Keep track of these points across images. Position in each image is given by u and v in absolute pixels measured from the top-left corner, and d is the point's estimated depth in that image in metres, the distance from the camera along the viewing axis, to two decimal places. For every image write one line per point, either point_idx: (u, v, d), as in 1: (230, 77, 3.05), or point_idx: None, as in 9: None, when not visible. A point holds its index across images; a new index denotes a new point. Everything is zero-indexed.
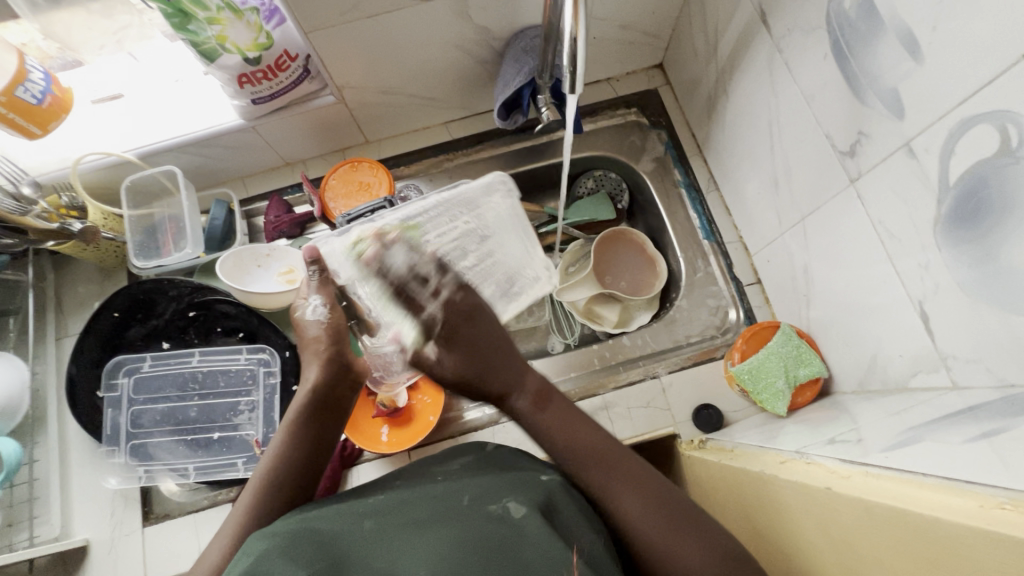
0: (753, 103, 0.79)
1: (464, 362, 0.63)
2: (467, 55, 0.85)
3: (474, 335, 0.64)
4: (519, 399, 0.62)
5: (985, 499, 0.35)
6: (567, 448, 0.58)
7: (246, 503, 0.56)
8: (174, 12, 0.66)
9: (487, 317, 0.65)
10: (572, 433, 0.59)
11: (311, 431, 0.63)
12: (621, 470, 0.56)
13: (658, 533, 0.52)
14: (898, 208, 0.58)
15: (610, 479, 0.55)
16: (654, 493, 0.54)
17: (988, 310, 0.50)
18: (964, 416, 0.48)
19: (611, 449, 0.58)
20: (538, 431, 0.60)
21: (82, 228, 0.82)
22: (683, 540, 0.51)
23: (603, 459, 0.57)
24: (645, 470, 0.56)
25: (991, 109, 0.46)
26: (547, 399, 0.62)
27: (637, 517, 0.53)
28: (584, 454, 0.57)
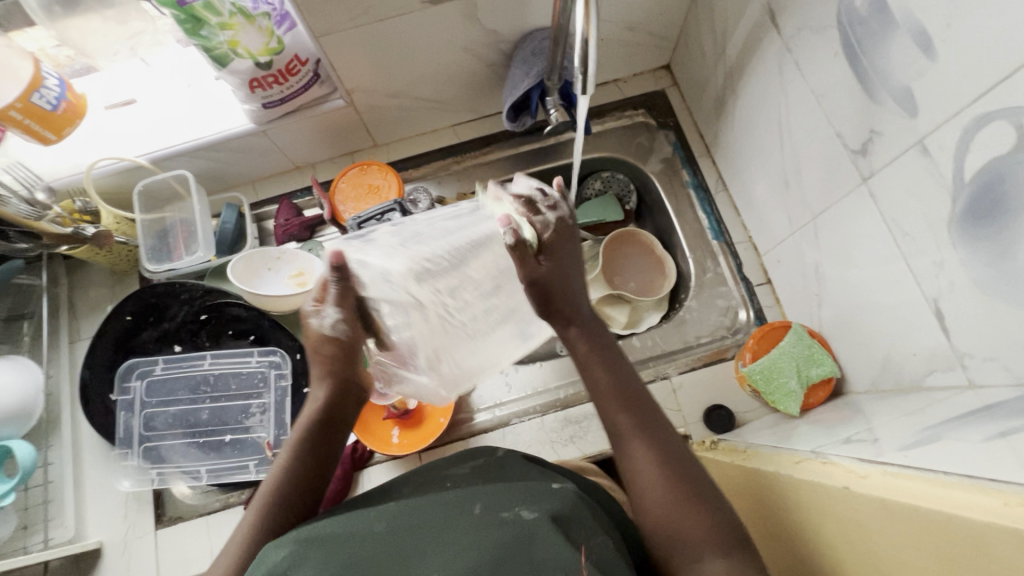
0: (762, 103, 0.79)
1: (552, 274, 0.59)
2: (476, 58, 0.85)
3: (566, 257, 0.61)
4: (578, 332, 0.61)
5: (1007, 497, 0.34)
6: (611, 388, 0.58)
7: (247, 523, 0.53)
8: (188, 18, 0.68)
9: (574, 249, 0.63)
10: (621, 374, 0.59)
11: (314, 455, 0.59)
12: (646, 416, 0.56)
13: (664, 493, 0.51)
14: (912, 206, 0.57)
15: (636, 422, 0.55)
16: (669, 450, 0.53)
17: (1004, 308, 0.50)
18: (981, 415, 0.48)
19: (646, 396, 0.58)
20: (586, 363, 0.60)
21: (94, 233, 0.83)
22: (693, 517, 0.49)
23: (637, 403, 0.57)
24: (669, 429, 0.56)
25: (1006, 105, 0.45)
26: (605, 342, 0.62)
27: (644, 466, 0.53)
28: (621, 395, 0.57)
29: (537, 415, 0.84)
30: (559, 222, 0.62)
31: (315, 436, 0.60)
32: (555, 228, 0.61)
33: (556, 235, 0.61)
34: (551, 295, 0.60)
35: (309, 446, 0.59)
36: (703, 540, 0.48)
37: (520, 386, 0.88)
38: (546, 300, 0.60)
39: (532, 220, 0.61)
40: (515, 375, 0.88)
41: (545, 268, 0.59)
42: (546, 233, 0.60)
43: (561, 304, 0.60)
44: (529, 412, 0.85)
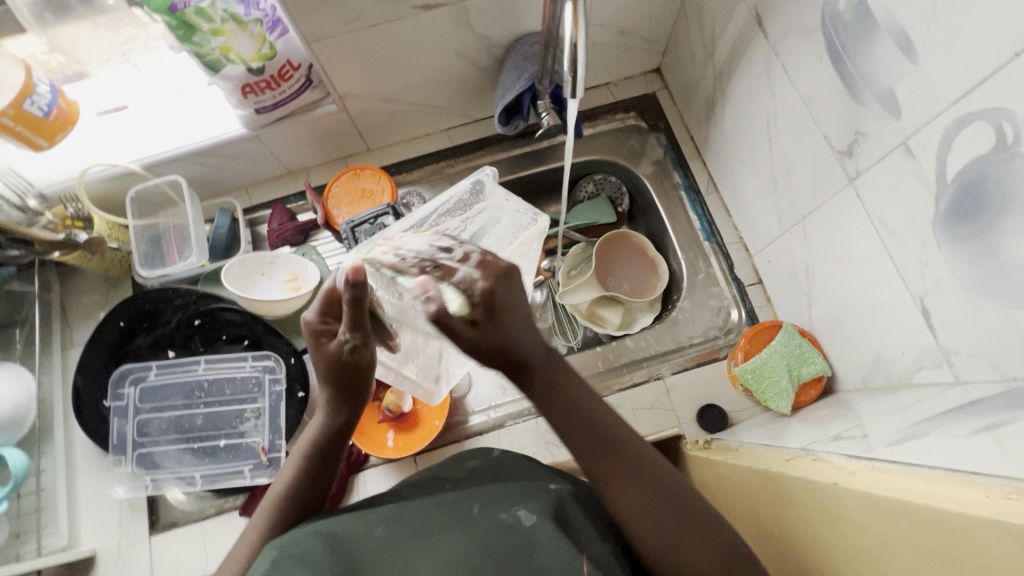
0: (751, 105, 0.80)
1: (497, 335, 0.49)
2: (468, 62, 0.86)
3: (506, 308, 0.50)
4: (538, 373, 0.52)
5: (991, 489, 0.35)
6: (578, 432, 0.53)
7: (255, 531, 0.55)
8: (179, 25, 0.68)
9: (518, 292, 0.51)
10: (588, 419, 0.53)
11: (319, 471, 0.59)
12: (627, 463, 0.52)
13: (658, 534, 0.50)
14: (898, 206, 0.58)
15: (618, 474, 0.52)
16: (659, 490, 0.52)
17: (988, 306, 0.51)
18: (966, 410, 0.49)
19: (624, 438, 0.53)
20: (548, 407, 0.53)
21: (87, 239, 0.83)
22: (692, 543, 0.50)
23: (612, 450, 0.53)
24: (658, 459, 0.54)
25: (986, 106, 0.46)
26: (570, 376, 0.54)
27: (636, 514, 0.51)
28: (597, 440, 0.53)
29: (532, 416, 0.85)
30: (484, 269, 0.50)
31: (321, 450, 0.59)
32: (483, 282, 0.49)
33: (489, 286, 0.49)
34: (500, 355, 0.50)
35: (314, 462, 0.59)
36: (702, 571, 0.49)
37: (514, 388, 0.88)
38: (495, 362, 0.51)
39: (454, 283, 0.49)
40: (510, 377, 0.89)
41: (480, 337, 0.49)
42: (473, 295, 0.48)
43: (518, 357, 0.51)
44: (524, 413, 0.86)
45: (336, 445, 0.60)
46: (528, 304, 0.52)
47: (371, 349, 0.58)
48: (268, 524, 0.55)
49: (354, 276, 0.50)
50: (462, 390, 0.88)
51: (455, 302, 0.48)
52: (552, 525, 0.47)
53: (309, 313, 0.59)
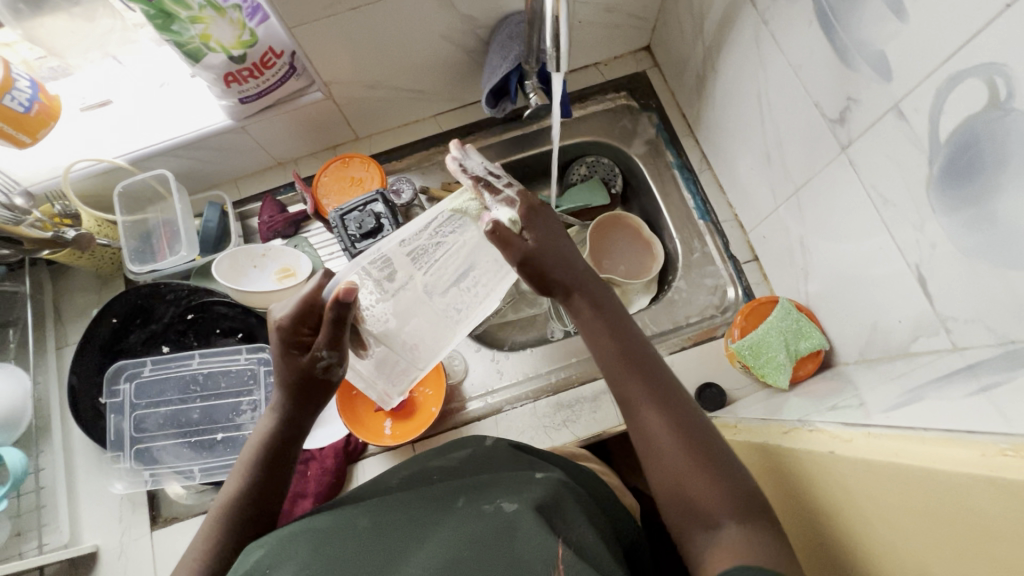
0: (742, 78, 0.79)
1: (540, 242, 0.59)
2: (453, 45, 0.84)
3: (540, 226, 0.60)
4: (584, 298, 0.59)
5: (986, 447, 0.34)
6: (615, 352, 0.56)
7: (207, 537, 0.54)
8: (157, 13, 0.67)
9: (552, 221, 0.61)
10: (625, 335, 0.57)
11: (273, 471, 0.58)
12: (656, 382, 0.53)
13: (675, 460, 0.49)
14: (891, 171, 0.57)
15: (647, 388, 0.53)
16: (685, 419, 0.51)
17: (986, 270, 0.50)
18: (963, 374, 0.48)
19: (654, 361, 0.55)
20: (588, 327, 0.58)
21: (75, 236, 0.82)
22: (705, 477, 0.47)
23: (650, 368, 0.54)
24: (682, 395, 0.53)
25: (978, 62, 0.45)
26: (614, 307, 0.59)
27: (657, 436, 0.50)
28: (635, 359, 0.55)
29: (529, 400, 0.84)
30: (523, 195, 0.61)
31: (274, 449, 0.58)
32: (522, 199, 0.60)
33: (529, 203, 0.60)
34: (541, 264, 0.58)
35: (267, 461, 0.58)
36: (717, 505, 0.46)
37: (511, 373, 0.88)
38: (530, 266, 0.59)
39: (498, 202, 0.60)
40: (506, 362, 0.88)
41: (530, 240, 0.58)
42: (517, 207, 0.59)
43: (558, 273, 0.59)
44: (522, 398, 0.85)
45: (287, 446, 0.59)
46: (562, 233, 0.62)
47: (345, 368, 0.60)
48: (220, 532, 0.54)
49: (348, 292, 0.53)
50: (459, 377, 0.87)
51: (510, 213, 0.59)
52: (533, 514, 0.46)
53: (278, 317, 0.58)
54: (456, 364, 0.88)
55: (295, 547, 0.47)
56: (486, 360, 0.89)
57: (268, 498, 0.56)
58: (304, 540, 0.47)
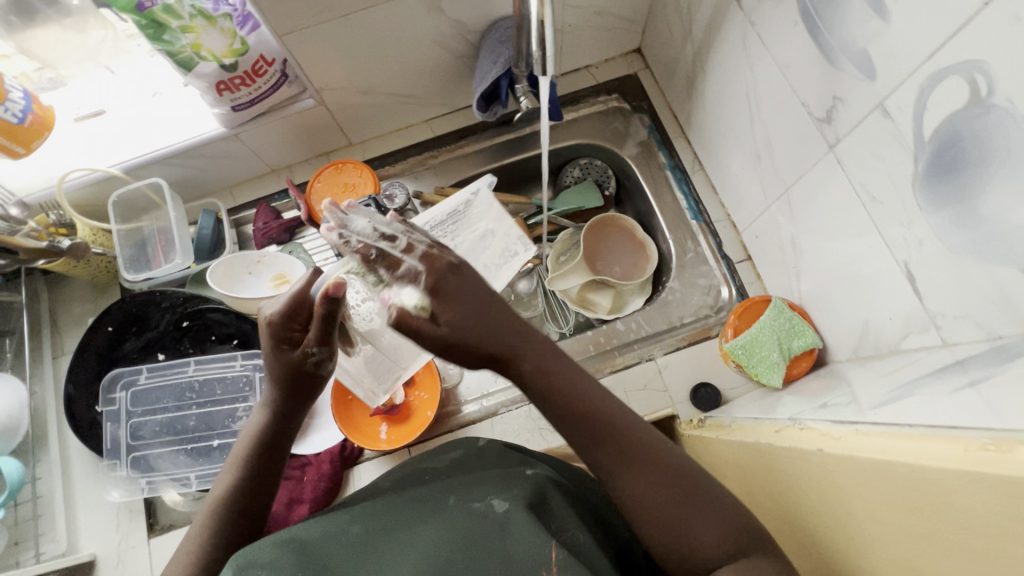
0: (730, 78, 0.79)
1: (455, 323, 0.49)
2: (444, 49, 0.85)
3: (456, 291, 0.50)
4: (527, 364, 0.52)
5: (969, 442, 0.35)
6: (570, 420, 0.52)
7: (197, 533, 0.55)
8: (149, 23, 0.68)
9: (469, 276, 0.51)
10: (581, 396, 0.52)
11: (262, 470, 0.58)
12: (622, 446, 0.51)
13: (663, 517, 0.49)
14: (878, 169, 0.58)
15: (613, 455, 0.51)
16: (665, 468, 0.50)
17: (973, 265, 0.50)
18: (952, 370, 0.48)
19: (617, 419, 0.51)
20: (538, 397, 0.52)
21: (71, 245, 0.83)
22: (696, 522, 0.49)
23: (613, 435, 0.51)
24: (652, 446, 0.51)
25: (959, 59, 0.46)
26: (563, 366, 0.52)
27: (639, 499, 0.50)
28: (591, 426, 0.51)
29: (524, 403, 0.84)
30: (428, 260, 0.50)
31: (263, 447, 0.59)
32: (427, 271, 0.50)
33: (433, 275, 0.50)
34: (469, 341, 0.50)
35: (257, 459, 0.59)
36: (713, 550, 0.48)
37: (506, 375, 0.88)
38: (455, 352, 0.50)
39: (399, 278, 0.51)
40: None
41: (444, 326, 0.49)
42: (421, 286, 0.49)
43: (489, 348, 0.50)
44: (517, 400, 0.85)
45: (276, 444, 0.60)
46: (488, 293, 0.52)
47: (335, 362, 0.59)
48: (208, 530, 0.55)
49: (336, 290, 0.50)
50: (454, 380, 0.87)
51: (412, 295, 0.50)
52: (524, 513, 0.46)
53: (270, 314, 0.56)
54: (451, 368, 0.88)
55: (286, 546, 0.47)
56: None
57: (257, 496, 0.58)
58: (295, 538, 0.48)
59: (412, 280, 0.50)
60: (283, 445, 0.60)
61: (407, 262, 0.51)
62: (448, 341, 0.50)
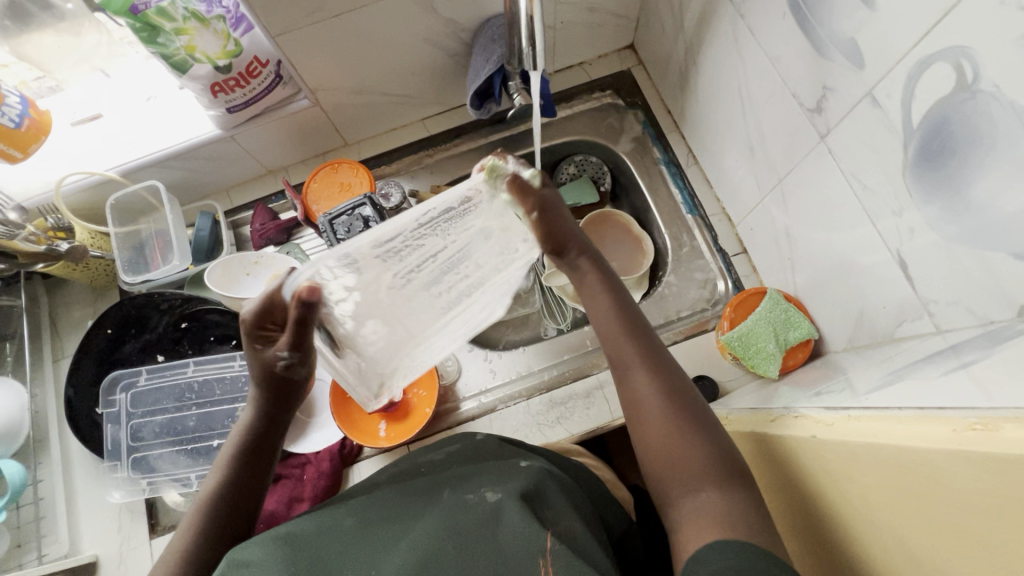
0: (722, 71, 0.79)
1: (555, 201, 0.57)
2: (437, 48, 0.86)
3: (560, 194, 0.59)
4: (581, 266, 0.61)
5: (956, 422, 0.35)
6: (610, 316, 0.58)
7: (184, 533, 0.54)
8: (143, 26, 0.69)
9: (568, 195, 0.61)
10: (620, 300, 0.59)
11: (248, 467, 0.58)
12: (650, 349, 0.56)
13: (665, 427, 0.52)
14: (868, 158, 0.58)
15: (639, 354, 0.55)
16: (680, 385, 0.54)
17: (963, 251, 0.50)
18: (944, 355, 0.48)
19: (650, 331, 0.58)
20: (588, 291, 0.60)
21: (69, 248, 0.83)
22: (693, 443, 0.50)
23: (642, 334, 0.57)
24: (671, 360, 0.56)
25: (946, 45, 0.46)
26: (614, 279, 0.61)
27: (650, 399, 0.53)
28: (630, 325, 0.57)
29: (522, 399, 0.85)
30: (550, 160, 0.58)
31: (250, 446, 0.59)
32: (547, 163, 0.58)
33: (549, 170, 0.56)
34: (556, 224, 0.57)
35: (242, 458, 0.58)
36: (700, 471, 0.49)
37: (504, 372, 0.88)
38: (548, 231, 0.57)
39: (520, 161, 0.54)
40: (498, 361, 0.89)
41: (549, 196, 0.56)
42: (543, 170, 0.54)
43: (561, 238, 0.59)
44: (515, 396, 0.86)
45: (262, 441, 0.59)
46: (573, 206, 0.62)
47: (307, 366, 0.57)
48: (196, 533, 0.54)
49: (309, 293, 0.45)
50: (452, 378, 0.88)
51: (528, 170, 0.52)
52: (516, 502, 0.47)
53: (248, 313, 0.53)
54: (449, 365, 0.89)
55: (283, 540, 0.48)
56: (479, 359, 0.89)
57: (246, 493, 0.57)
58: (294, 533, 0.49)
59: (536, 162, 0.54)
60: (268, 445, 0.60)
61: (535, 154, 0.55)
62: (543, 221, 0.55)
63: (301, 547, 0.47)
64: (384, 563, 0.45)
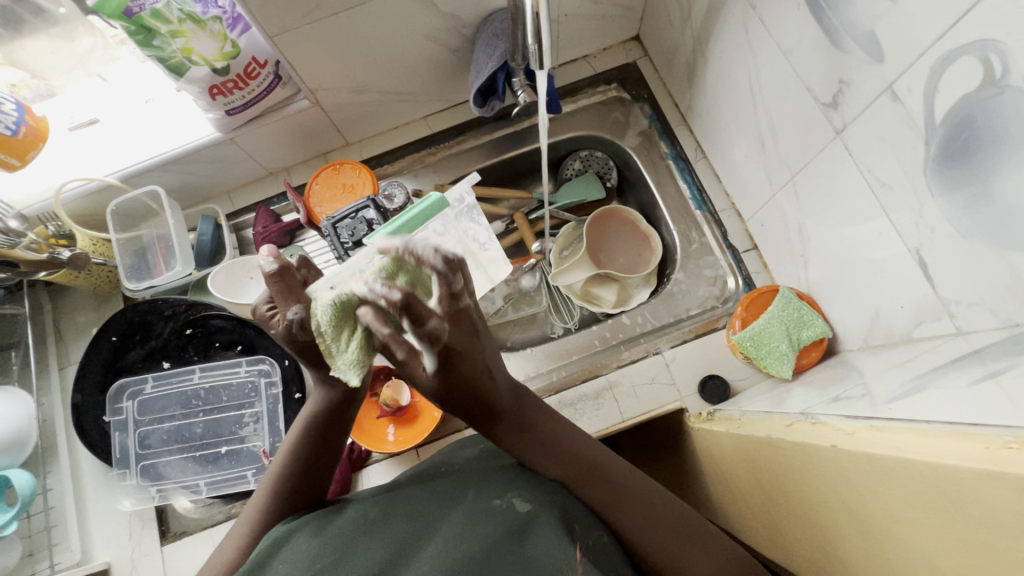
0: (732, 64, 0.77)
1: (447, 379, 0.51)
2: (438, 44, 0.83)
3: (465, 367, 0.51)
4: (506, 412, 0.56)
5: (991, 440, 0.34)
6: (558, 464, 0.55)
7: (257, 502, 0.58)
8: (138, 29, 0.67)
9: (483, 342, 0.52)
10: (554, 446, 0.56)
11: (316, 445, 0.60)
12: (612, 490, 0.54)
13: (667, 543, 0.52)
14: (887, 154, 0.56)
15: (604, 501, 0.54)
16: (656, 508, 0.54)
17: (987, 251, 0.48)
18: (968, 360, 0.47)
19: (596, 467, 0.55)
20: (527, 449, 0.56)
21: (71, 256, 0.83)
22: (696, 552, 0.51)
23: (593, 475, 0.55)
24: (631, 486, 0.55)
25: (973, 39, 0.44)
26: (542, 415, 0.57)
27: (636, 533, 0.53)
28: (579, 469, 0.55)
29: None
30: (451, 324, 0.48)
31: (321, 424, 0.61)
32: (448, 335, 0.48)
33: (447, 344, 0.48)
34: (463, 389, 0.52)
35: (314, 432, 0.60)
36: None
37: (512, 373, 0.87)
38: (454, 398, 0.53)
39: (416, 332, 0.46)
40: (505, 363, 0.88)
41: (434, 381, 0.51)
42: (434, 354, 0.48)
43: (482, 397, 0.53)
44: None
45: (334, 419, 0.61)
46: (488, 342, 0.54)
47: None
48: (259, 520, 0.57)
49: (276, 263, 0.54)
50: None
51: (431, 364, 0.49)
52: (548, 518, 0.49)
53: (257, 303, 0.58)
54: None
55: (309, 528, 0.51)
56: None
57: (313, 467, 0.60)
58: (319, 526, 0.51)
59: (430, 344, 0.47)
60: (339, 421, 0.62)
61: (434, 319, 0.46)
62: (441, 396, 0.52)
63: (324, 540, 0.49)
64: (407, 562, 0.46)
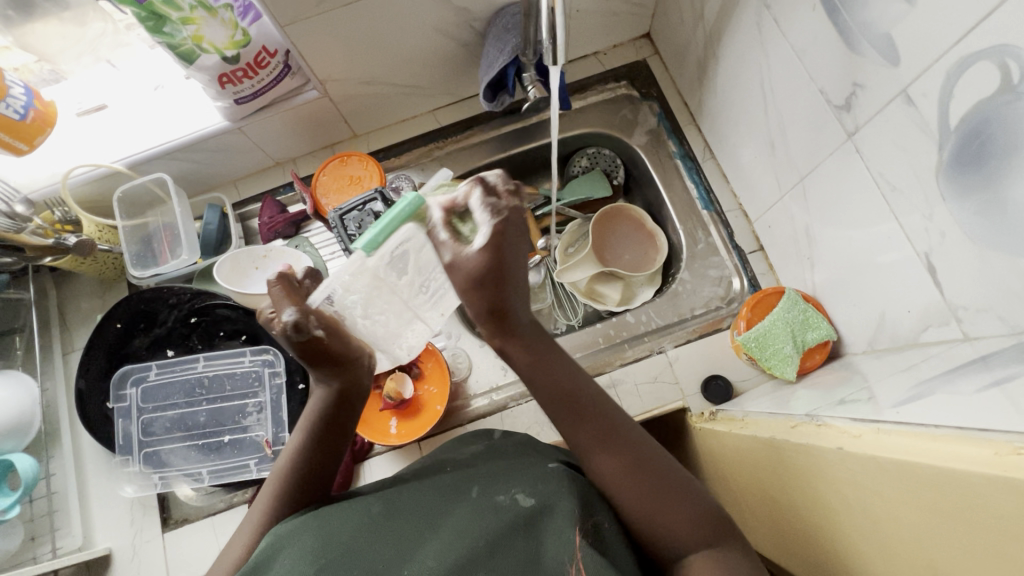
0: (744, 64, 0.77)
1: (491, 262, 0.55)
2: (449, 38, 0.83)
3: (506, 255, 0.56)
4: (517, 333, 0.59)
5: (999, 446, 0.34)
6: (557, 396, 0.58)
7: (264, 502, 0.59)
8: (149, 16, 0.66)
9: (523, 246, 0.58)
10: (563, 375, 0.59)
11: (324, 440, 0.61)
12: (601, 426, 0.57)
13: (642, 502, 0.53)
14: (899, 158, 0.56)
15: (595, 434, 0.56)
16: (642, 457, 0.55)
17: (998, 258, 0.48)
18: (975, 365, 0.47)
19: (597, 401, 0.58)
20: (540, 366, 0.59)
21: (77, 242, 0.82)
22: (670, 508, 0.52)
23: (586, 409, 0.57)
24: (623, 428, 0.57)
25: (992, 44, 0.44)
26: (552, 351, 0.60)
27: (617, 478, 0.54)
28: (578, 404, 0.58)
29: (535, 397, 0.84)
30: (512, 210, 0.56)
31: (323, 420, 0.62)
32: (508, 215, 0.56)
33: (503, 225, 0.55)
34: (497, 275, 0.56)
35: (317, 432, 0.61)
36: (686, 537, 0.51)
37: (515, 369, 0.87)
38: (482, 284, 0.56)
39: (482, 204, 0.55)
40: None
41: (478, 258, 0.55)
42: (489, 229, 0.55)
43: (500, 301, 0.57)
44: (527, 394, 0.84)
45: (338, 412, 0.62)
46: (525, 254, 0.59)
47: (314, 315, 0.60)
48: (264, 516, 0.58)
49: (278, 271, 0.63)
50: (463, 374, 0.87)
51: (484, 237, 0.55)
52: (549, 509, 0.49)
53: (265, 308, 0.64)
54: (460, 362, 0.88)
55: (312, 527, 0.51)
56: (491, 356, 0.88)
57: (317, 462, 0.60)
58: (321, 519, 0.51)
59: (488, 218, 0.55)
60: (342, 415, 0.62)
61: (499, 198, 0.56)
62: (479, 278, 0.56)
63: (327, 534, 0.49)
64: (412, 558, 0.46)
